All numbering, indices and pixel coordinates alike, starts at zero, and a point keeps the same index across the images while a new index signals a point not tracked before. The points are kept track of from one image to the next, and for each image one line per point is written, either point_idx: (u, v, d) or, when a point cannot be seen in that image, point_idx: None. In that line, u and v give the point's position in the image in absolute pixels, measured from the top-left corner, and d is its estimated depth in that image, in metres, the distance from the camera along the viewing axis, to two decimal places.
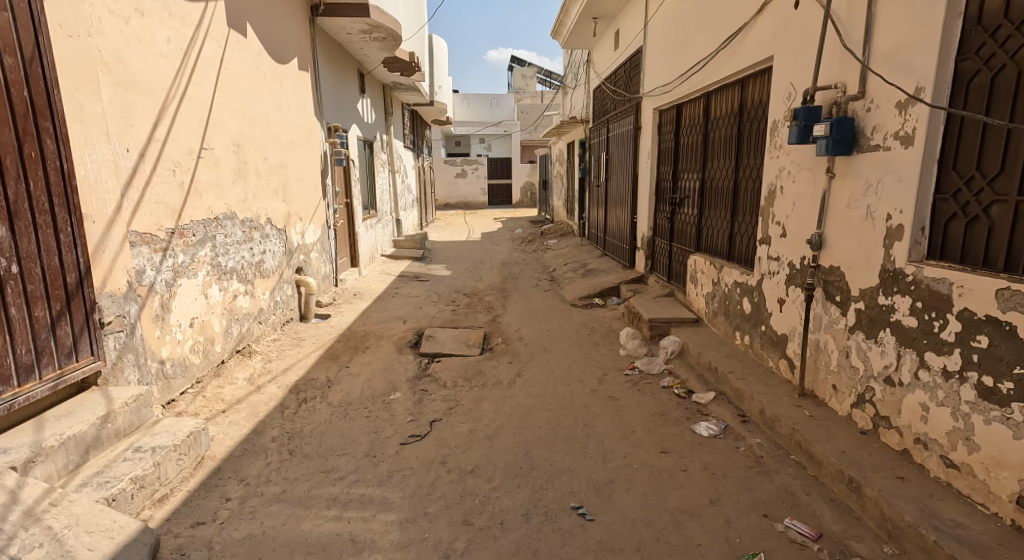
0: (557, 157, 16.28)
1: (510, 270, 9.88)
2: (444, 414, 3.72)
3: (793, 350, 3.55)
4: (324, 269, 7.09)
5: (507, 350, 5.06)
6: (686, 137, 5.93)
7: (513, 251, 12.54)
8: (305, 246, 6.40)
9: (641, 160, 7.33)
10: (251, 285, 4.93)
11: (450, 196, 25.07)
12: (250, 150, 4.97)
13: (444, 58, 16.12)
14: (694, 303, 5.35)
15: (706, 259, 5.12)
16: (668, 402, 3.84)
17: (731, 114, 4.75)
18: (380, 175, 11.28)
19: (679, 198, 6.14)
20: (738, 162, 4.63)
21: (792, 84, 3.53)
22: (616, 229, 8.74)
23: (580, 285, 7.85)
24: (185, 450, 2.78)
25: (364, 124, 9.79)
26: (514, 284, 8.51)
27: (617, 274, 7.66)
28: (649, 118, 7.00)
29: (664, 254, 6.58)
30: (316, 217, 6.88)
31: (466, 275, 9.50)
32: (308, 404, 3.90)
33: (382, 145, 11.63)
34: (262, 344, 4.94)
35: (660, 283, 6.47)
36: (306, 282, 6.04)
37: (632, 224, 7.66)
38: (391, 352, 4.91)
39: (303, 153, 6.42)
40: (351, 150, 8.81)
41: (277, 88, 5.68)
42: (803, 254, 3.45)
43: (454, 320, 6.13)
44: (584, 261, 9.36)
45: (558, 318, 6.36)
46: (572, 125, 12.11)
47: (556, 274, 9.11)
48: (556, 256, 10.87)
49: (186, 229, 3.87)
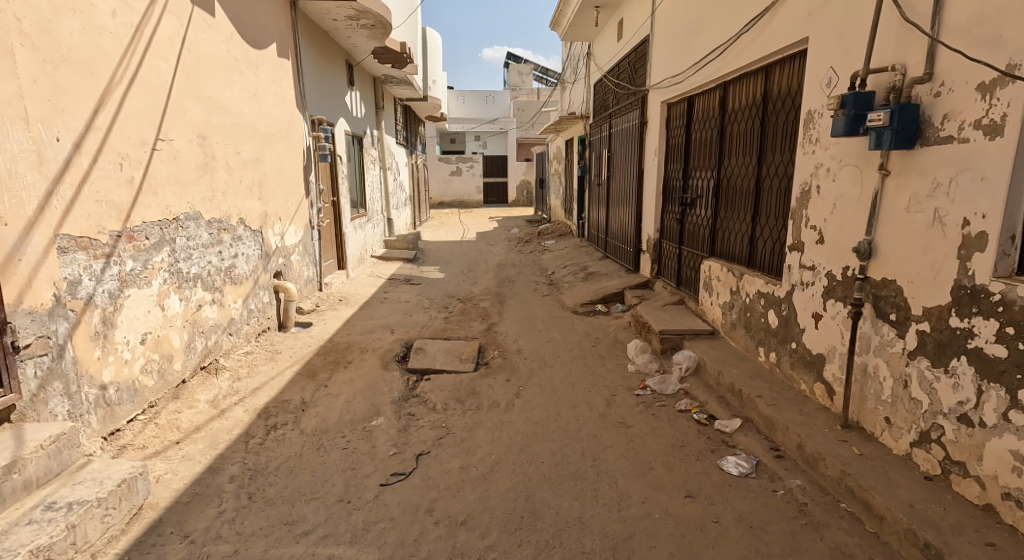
0: (555, 155, 15.82)
1: (506, 273, 9.40)
2: (432, 445, 3.25)
3: (832, 373, 3.10)
4: (307, 272, 6.60)
5: (504, 366, 4.59)
6: (698, 131, 5.48)
7: (510, 252, 12.07)
8: (284, 249, 5.91)
9: (646, 157, 6.88)
10: (220, 293, 4.44)
11: (445, 194, 24.56)
12: (219, 143, 4.48)
13: (438, 51, 15.62)
14: (708, 314, 4.90)
15: (722, 265, 4.67)
16: (688, 430, 3.38)
17: (753, 106, 4.31)
18: (370, 172, 10.80)
19: (690, 198, 5.70)
20: (762, 159, 4.19)
21: (833, 68, 3.08)
22: (618, 230, 8.30)
23: (581, 290, 7.40)
24: (114, 504, 2.30)
25: (353, 119, 9.29)
26: (511, 289, 8.04)
27: (620, 279, 7.21)
28: (656, 112, 6.56)
29: (673, 259, 6.14)
30: (298, 217, 6.39)
31: (462, 278, 9.05)
32: (278, 431, 3.43)
33: (372, 140, 11.13)
34: (232, 359, 4.46)
35: (669, 290, 6.02)
36: (285, 288, 5.55)
37: (636, 225, 7.23)
38: (376, 368, 4.44)
39: (282, 148, 5.92)
40: (338, 146, 8.32)
41: (252, 75, 5.18)
42: (846, 265, 2.99)
43: (447, 330, 5.66)
44: (584, 263, 8.91)
45: (558, 327, 5.89)
46: (570, 121, 11.63)
47: (555, 278, 8.65)
48: (555, 258, 10.40)
49: (136, 232, 3.38)
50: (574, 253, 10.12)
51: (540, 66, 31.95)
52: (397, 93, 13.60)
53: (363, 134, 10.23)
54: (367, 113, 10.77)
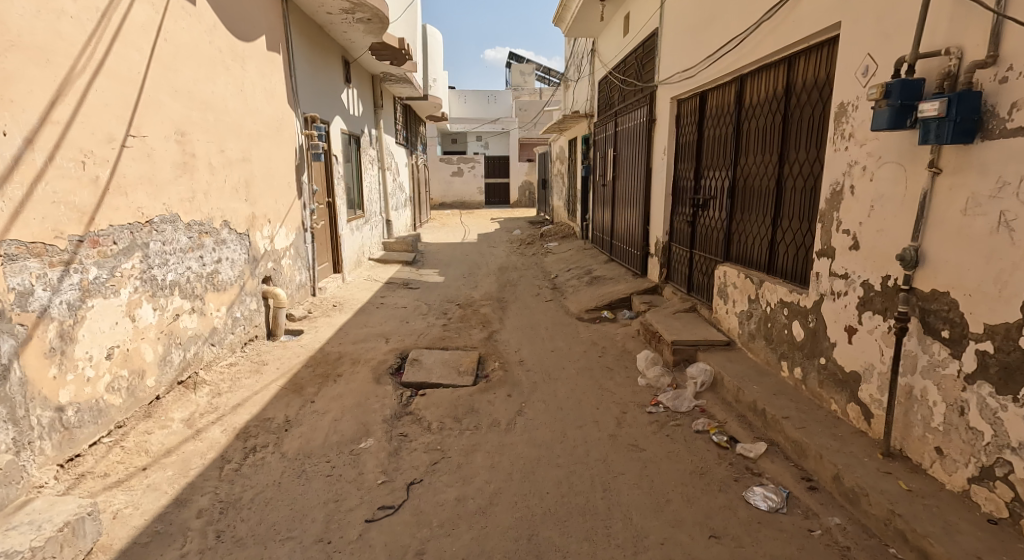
0: (557, 155, 15.53)
1: (507, 277, 9.10)
2: (425, 472, 2.95)
3: (869, 394, 2.79)
4: (299, 277, 6.31)
5: (505, 379, 4.29)
6: (712, 128, 5.17)
7: (511, 255, 11.76)
8: (274, 253, 5.62)
9: (655, 157, 6.58)
10: (201, 301, 4.15)
11: (446, 195, 24.29)
12: (202, 141, 4.19)
13: (439, 49, 15.33)
14: (723, 323, 4.60)
15: (739, 271, 4.37)
16: (708, 455, 3.08)
17: (773, 100, 4.01)
18: (368, 172, 10.51)
19: (702, 199, 5.40)
20: (783, 158, 3.89)
21: (871, 55, 2.77)
22: (624, 232, 8.00)
23: (586, 296, 7.10)
24: (55, 550, 2.01)
25: (349, 117, 9.00)
26: (513, 294, 7.74)
27: (627, 284, 6.91)
28: (665, 109, 6.26)
29: (684, 263, 5.84)
30: (289, 219, 6.10)
31: (462, 282, 8.75)
32: (257, 455, 3.13)
33: (370, 140, 10.83)
34: (214, 372, 4.16)
35: (679, 296, 5.72)
36: (275, 295, 5.26)
37: (644, 228, 6.93)
38: (368, 381, 4.14)
39: (272, 146, 5.63)
40: (334, 145, 8.03)
41: (239, 69, 4.89)
42: (886, 274, 2.69)
43: (445, 339, 5.36)
44: (589, 267, 8.60)
45: (562, 336, 5.58)
46: (574, 120, 11.32)
47: (558, 282, 8.35)
48: (558, 261, 10.10)
49: (102, 236, 3.08)
50: (577, 256, 9.81)
51: (542, 67, 31.64)
52: (397, 92, 13.30)
53: (361, 133, 9.94)
54: (365, 111, 10.48)
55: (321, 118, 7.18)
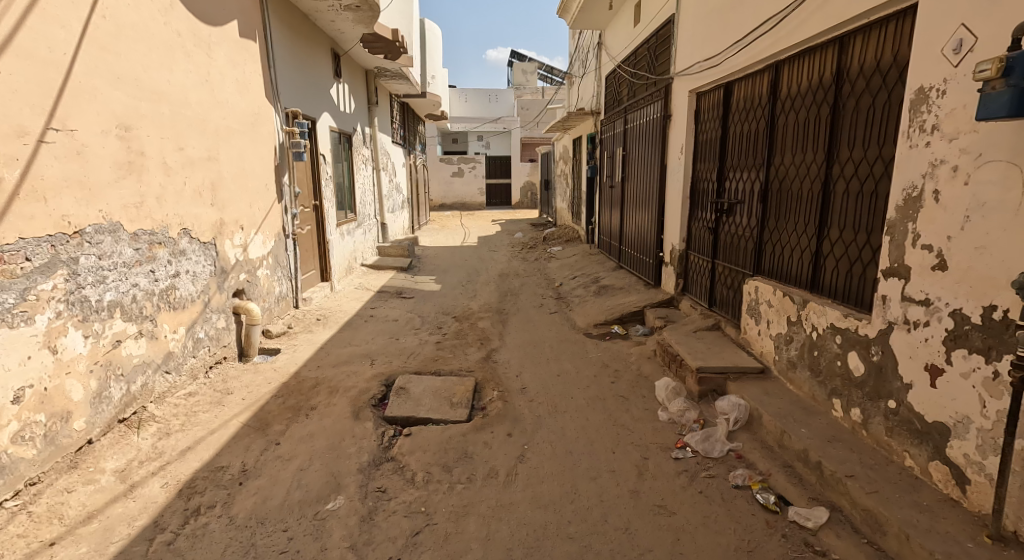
0: (561, 155, 14.97)
1: (508, 285, 8.53)
2: (402, 548, 2.38)
3: (965, 454, 2.22)
4: (279, 288, 5.75)
5: (504, 412, 3.71)
6: (737, 124, 4.61)
7: (512, 260, 11.18)
8: (248, 262, 5.06)
9: (670, 156, 6.00)
10: (152, 322, 3.58)
11: (446, 196, 23.74)
12: (152, 137, 3.62)
13: (437, 45, 14.80)
14: (754, 346, 4.02)
15: (774, 287, 3.80)
16: (753, 523, 2.51)
17: (817, 88, 3.44)
18: (362, 172, 9.97)
19: (725, 203, 4.82)
20: (831, 156, 3.32)
21: (966, 24, 2.19)
22: (634, 238, 7.42)
23: (593, 308, 6.52)
24: None
25: (340, 114, 8.44)
26: (514, 305, 7.16)
27: (638, 296, 6.33)
28: (682, 103, 5.69)
29: (704, 274, 5.26)
30: (267, 225, 5.53)
31: (459, 290, 8.18)
32: (199, 518, 2.57)
33: (363, 139, 10.27)
34: (167, 405, 3.60)
35: (700, 311, 5.13)
36: (248, 310, 4.71)
37: (657, 234, 6.36)
38: (346, 415, 3.57)
39: (245, 145, 5.06)
40: (321, 144, 7.47)
41: (204, 56, 4.33)
42: (990, 303, 2.11)
43: (438, 360, 4.79)
44: (595, 275, 8.02)
45: (569, 356, 5.01)
46: (579, 118, 10.73)
47: (563, 292, 7.77)
48: (562, 267, 9.51)
49: (6, 252, 2.54)
50: (582, 262, 9.23)
51: (544, 66, 31.09)
52: (393, 88, 12.74)
53: (353, 131, 9.39)
54: (358, 108, 9.92)
55: (305, 114, 6.61)
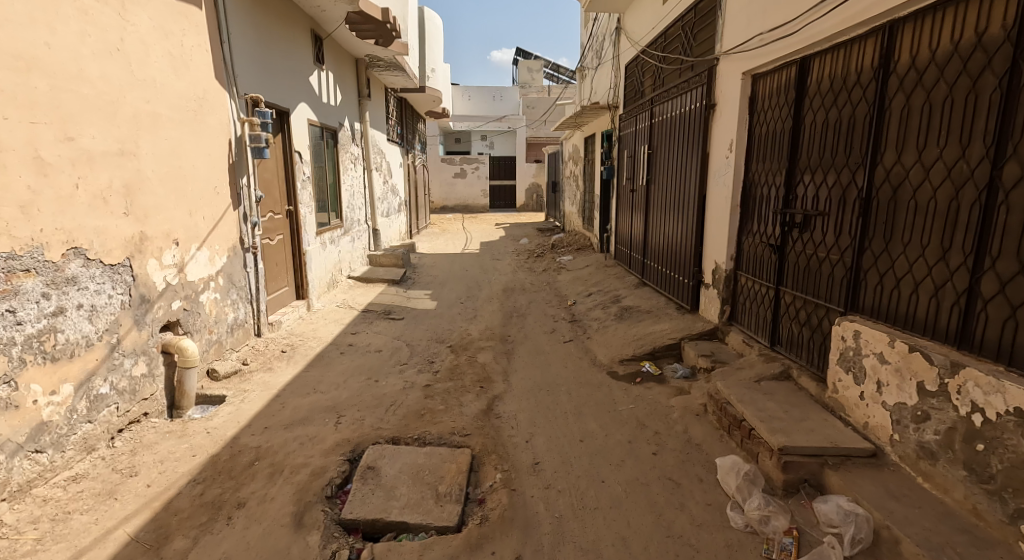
0: (571, 154, 13.93)
1: (513, 303, 7.47)
2: None
3: None
4: (232, 315, 4.70)
5: (509, 512, 2.65)
6: (814, 112, 3.54)
7: (517, 271, 10.11)
8: (187, 287, 4.01)
9: (714, 154, 4.93)
10: (9, 384, 2.54)
11: (448, 199, 22.77)
12: (11, 122, 2.57)
13: (438, 36, 13.78)
14: (855, 416, 2.93)
15: (890, 334, 2.72)
16: None
17: (975, 54, 2.40)
18: (350, 173, 8.94)
19: (795, 214, 3.75)
20: (1004, 153, 2.28)
21: None
22: (663, 251, 6.34)
23: (616, 339, 5.45)
24: None
25: (321, 105, 7.38)
26: (521, 331, 6.10)
27: (671, 325, 5.25)
28: (729, 89, 4.62)
29: (764, 303, 4.18)
30: (218, 238, 4.48)
31: (457, 310, 7.13)
32: None
33: (353, 135, 9.22)
34: (29, 502, 2.55)
35: (759, 352, 4.05)
36: (185, 353, 3.68)
37: (695, 250, 5.30)
38: (284, 521, 2.51)
39: (183, 137, 4.00)
40: (295, 140, 6.43)
41: (117, 18, 3.28)
42: None
43: (424, 416, 3.73)
44: (615, 294, 6.95)
45: (591, 410, 3.94)
46: (593, 114, 9.68)
47: (578, 313, 6.69)
48: (573, 281, 8.44)
49: None
50: (597, 276, 8.16)
51: (551, 64, 30.14)
52: (388, 81, 11.67)
53: (339, 127, 8.36)
54: (346, 101, 8.86)
55: (272, 103, 5.55)
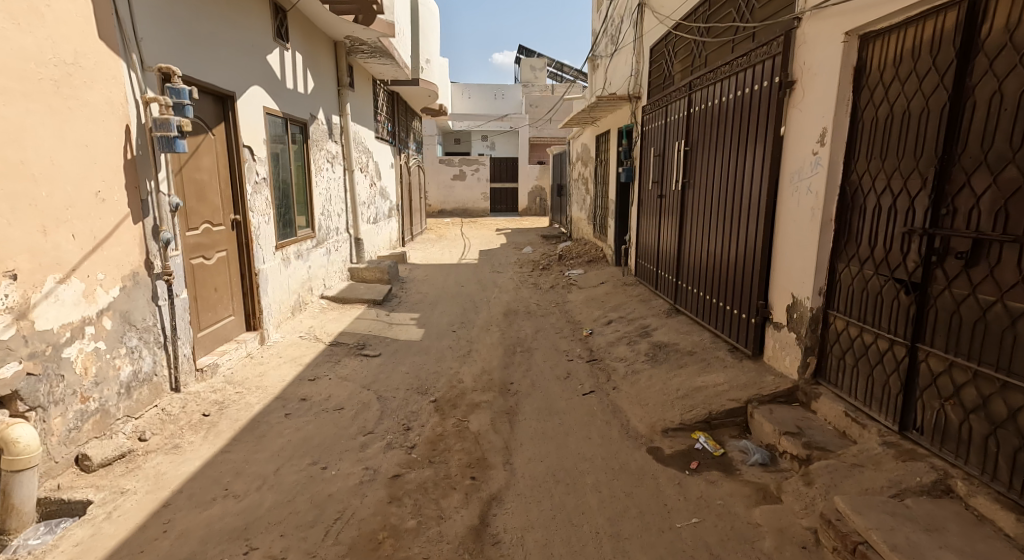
0: (579, 155, 12.66)
1: (515, 332, 6.18)
2: None
3: None
4: (131, 369, 3.42)
5: None
6: (997, 80, 2.30)
7: (520, 287, 8.82)
8: (41, 337, 2.75)
9: (792, 150, 3.65)
10: None
11: (446, 202, 21.53)
12: None
13: (433, 24, 12.58)
14: None
15: None
16: None
17: None
18: (324, 174, 7.66)
19: (948, 235, 2.48)
20: None
21: None
22: (707, 272, 5.05)
23: (652, 394, 4.15)
24: None
25: (283, 92, 6.11)
26: (525, 374, 4.81)
27: (728, 378, 3.95)
28: (817, 59, 3.35)
29: (882, 364, 2.88)
30: (105, 264, 3.20)
31: (449, 342, 5.85)
32: None
33: (329, 130, 7.95)
34: None
35: (880, 437, 2.76)
36: (21, 450, 2.48)
37: (761, 277, 4.02)
38: None
39: (31, 119, 2.71)
40: (244, 132, 5.15)
41: None
42: None
43: (379, 546, 2.45)
44: (641, 326, 5.65)
45: (633, 529, 2.64)
46: (609, 106, 8.41)
47: (596, 350, 5.40)
48: (586, 303, 7.15)
49: None
50: (616, 299, 6.86)
51: (555, 63, 29.03)
52: (375, 70, 10.39)
53: (310, 119, 7.09)
54: (321, 90, 7.59)
55: (196, 82, 4.24)
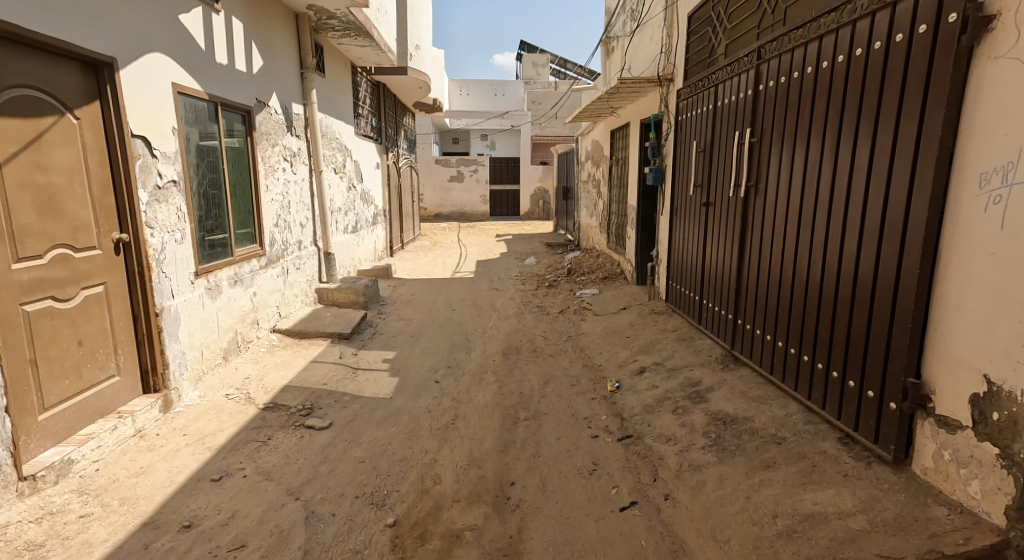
0: (589, 154, 11.16)
1: (518, 386, 4.68)
2: None
3: None
4: None
5: None
6: None
7: (523, 312, 7.33)
8: None
9: (986, 133, 2.17)
10: None
11: (442, 205, 20.04)
12: None
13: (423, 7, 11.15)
14: None
15: None
16: None
17: None
18: (278, 177, 6.18)
19: None
20: None
21: None
22: (788, 315, 3.54)
23: (730, 520, 2.66)
24: None
25: (207, 66, 4.62)
26: (531, 468, 3.32)
27: (862, 504, 2.44)
28: None
29: None
30: None
31: (428, 402, 4.35)
32: None
33: (287, 122, 6.46)
34: None
35: None
36: None
37: (910, 339, 2.51)
38: None
39: None
40: (135, 116, 3.67)
41: None
42: None
43: None
44: (689, 384, 4.14)
45: None
46: (631, 95, 6.93)
47: (629, 421, 3.89)
48: (607, 340, 5.66)
49: None
50: (646, 337, 5.35)
51: (557, 59, 27.73)
52: (353, 54, 8.94)
53: (257, 106, 5.61)
54: (274, 71, 6.11)
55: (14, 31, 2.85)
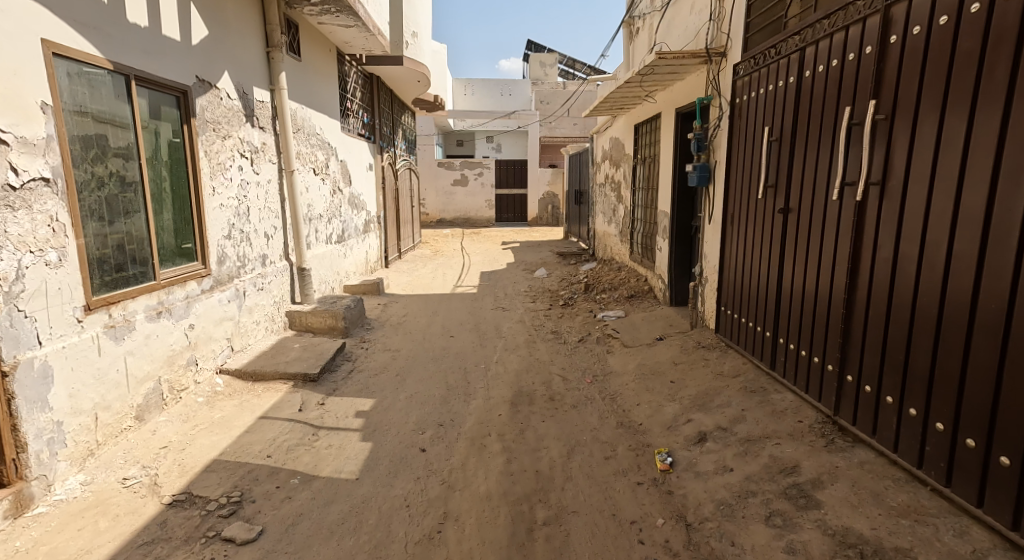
0: (606, 154, 9.92)
1: (532, 460, 3.42)
2: None
3: None
4: None
5: None
6: None
7: (534, 339, 6.08)
8: None
9: None
10: None
11: (444, 210, 18.85)
12: None
13: None
14: None
15: None
16: None
17: None
18: (231, 177, 4.98)
19: None
20: None
21: None
22: (958, 383, 2.31)
23: None
24: None
25: (107, 23, 3.41)
26: None
27: None
28: None
29: None
30: None
31: (407, 491, 3.10)
32: None
33: (246, 109, 5.27)
34: None
35: None
36: None
37: None
38: None
39: None
40: None
41: None
42: None
43: None
44: (780, 471, 2.87)
45: None
46: (666, 77, 5.70)
47: (699, 534, 2.64)
48: (646, 386, 4.39)
49: None
50: (698, 385, 4.08)
51: (564, 59, 26.66)
52: (338, 37, 7.76)
53: (199, 87, 4.43)
54: (227, 46, 4.93)
55: None
